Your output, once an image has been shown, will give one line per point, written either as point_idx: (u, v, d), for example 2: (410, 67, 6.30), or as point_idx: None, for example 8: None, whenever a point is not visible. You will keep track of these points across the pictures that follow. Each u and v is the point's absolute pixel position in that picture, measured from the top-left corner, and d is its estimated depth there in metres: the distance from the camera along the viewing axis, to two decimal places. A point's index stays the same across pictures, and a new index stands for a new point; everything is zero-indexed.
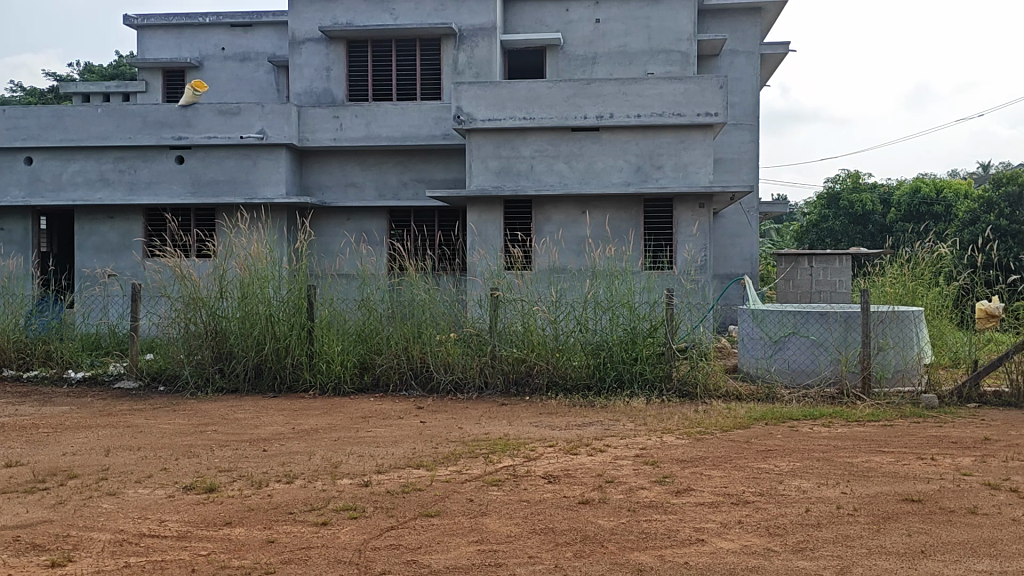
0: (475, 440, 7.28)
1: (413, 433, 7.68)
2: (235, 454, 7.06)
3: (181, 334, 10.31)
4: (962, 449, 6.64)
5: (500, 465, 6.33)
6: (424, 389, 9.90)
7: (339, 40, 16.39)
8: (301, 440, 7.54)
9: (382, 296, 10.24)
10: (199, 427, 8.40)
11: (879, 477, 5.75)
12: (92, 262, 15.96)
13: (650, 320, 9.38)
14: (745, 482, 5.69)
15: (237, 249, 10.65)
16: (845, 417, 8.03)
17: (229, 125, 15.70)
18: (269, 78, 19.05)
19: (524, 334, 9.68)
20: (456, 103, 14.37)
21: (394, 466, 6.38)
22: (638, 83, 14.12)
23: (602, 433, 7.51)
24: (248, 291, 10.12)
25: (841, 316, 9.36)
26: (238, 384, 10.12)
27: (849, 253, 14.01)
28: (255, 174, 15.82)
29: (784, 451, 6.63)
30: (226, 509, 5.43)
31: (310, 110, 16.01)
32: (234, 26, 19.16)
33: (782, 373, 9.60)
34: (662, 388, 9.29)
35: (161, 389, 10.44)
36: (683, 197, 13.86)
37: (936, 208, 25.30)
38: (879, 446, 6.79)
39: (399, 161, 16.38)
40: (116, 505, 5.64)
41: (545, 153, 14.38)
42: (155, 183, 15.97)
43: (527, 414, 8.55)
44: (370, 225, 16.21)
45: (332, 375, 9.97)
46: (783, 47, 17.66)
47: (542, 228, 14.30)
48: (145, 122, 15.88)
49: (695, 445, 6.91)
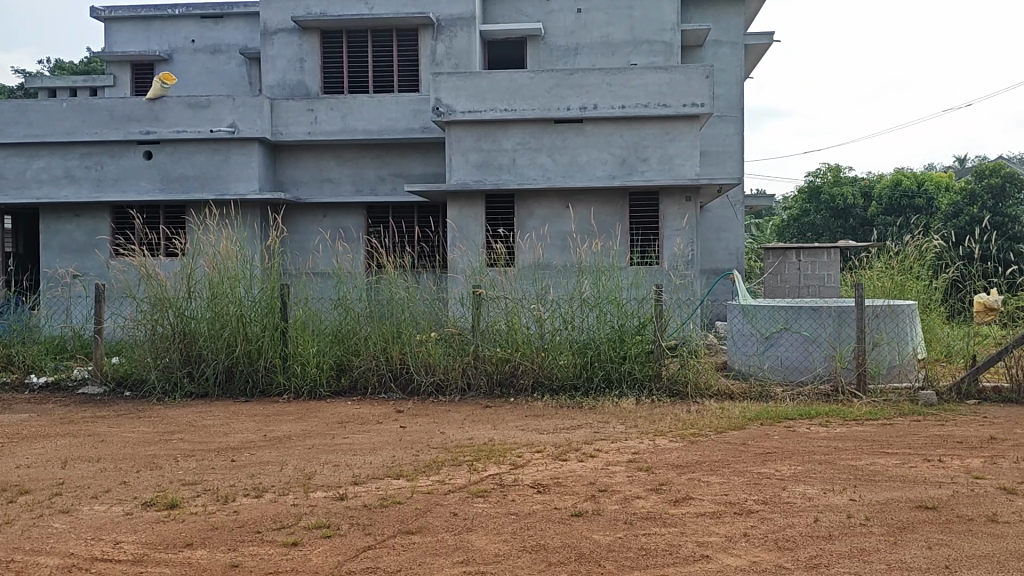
0: (459, 446, 6.88)
1: (392, 440, 7.27)
2: (200, 465, 6.62)
3: (148, 337, 9.80)
4: (969, 449, 6.34)
5: (486, 473, 5.95)
6: (404, 391, 9.50)
7: (313, 30, 15.88)
8: (272, 448, 7.12)
9: (359, 295, 9.82)
10: (165, 435, 7.94)
11: (888, 483, 5.41)
12: (57, 262, 15.38)
13: (638, 317, 9.06)
14: (746, 489, 5.34)
15: (206, 247, 10.16)
16: (842, 416, 7.71)
17: (200, 118, 15.17)
18: (241, 71, 18.48)
19: (509, 333, 9.28)
20: (436, 95, 13.91)
21: (372, 477, 5.98)
22: (623, 73, 13.77)
23: (591, 436, 7.14)
24: (217, 291, 9.63)
25: (834, 310, 9.04)
26: (208, 389, 9.67)
27: (838, 246, 13.69)
28: (227, 169, 15.28)
29: (784, 453, 6.31)
30: (187, 528, 5.01)
31: (283, 102, 15.49)
32: (205, 17, 18.58)
33: (775, 370, 9.28)
34: (651, 388, 8.94)
35: (127, 394, 9.96)
36: (670, 190, 13.55)
37: (918, 200, 25.44)
38: (882, 447, 6.47)
39: (376, 156, 15.89)
40: (68, 525, 5.20)
41: (528, 146, 13.98)
42: (122, 180, 15.41)
43: (512, 417, 8.18)
44: (347, 221, 15.84)
45: (307, 379, 9.55)
46: (767, 38, 17.40)
47: (525, 223, 13.95)
48: (112, 116, 15.29)
49: (691, 447, 6.58)
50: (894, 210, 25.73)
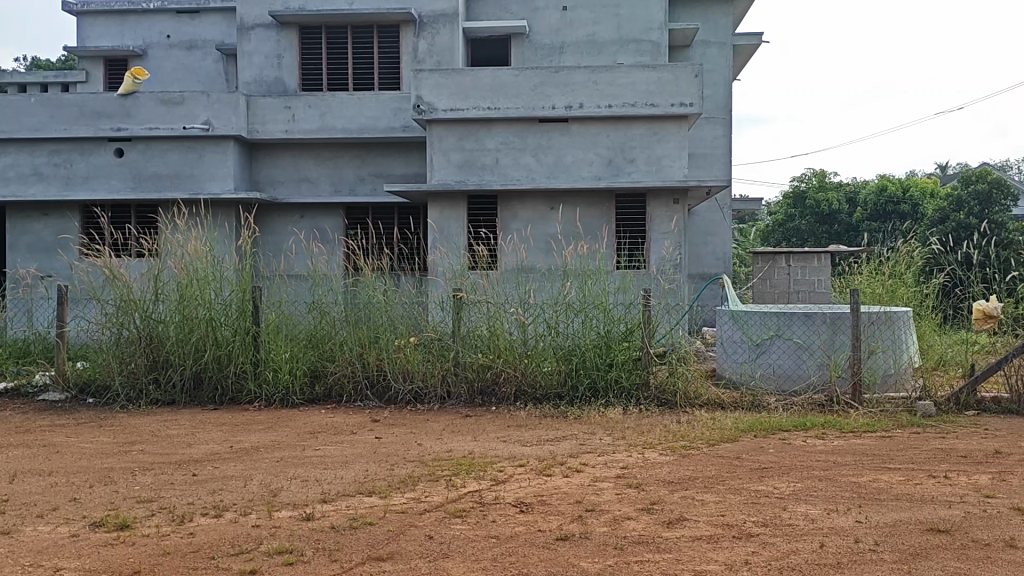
0: (436, 460, 6.48)
1: (366, 453, 6.84)
2: (159, 480, 6.17)
3: (113, 342, 9.31)
4: (975, 465, 6.01)
5: (465, 490, 5.55)
6: (380, 400, 9.09)
7: (291, 25, 15.42)
8: (237, 461, 6.69)
9: (336, 298, 9.39)
10: (124, 446, 7.47)
11: (894, 503, 5.06)
12: (23, 262, 14.83)
13: (626, 322, 8.66)
14: (744, 509, 4.97)
15: (175, 246, 9.66)
16: (838, 427, 7.39)
17: (173, 114, 14.67)
18: (217, 67, 17.98)
19: (490, 339, 8.87)
20: (417, 92, 13.51)
21: (342, 494, 5.55)
22: (610, 71, 13.42)
23: (577, 449, 6.76)
24: (185, 294, 9.15)
25: (828, 317, 8.83)
26: (176, 396, 9.22)
27: (828, 251, 13.38)
28: (200, 167, 14.78)
29: (781, 469, 5.95)
30: (136, 554, 4.56)
31: (260, 99, 15.03)
32: (180, 12, 18.08)
33: (768, 378, 8.97)
34: (639, 397, 8.58)
35: (90, 402, 9.48)
36: (657, 192, 13.22)
37: (903, 206, 25.35)
38: (884, 462, 6.14)
39: (355, 155, 15.46)
40: (6, 549, 4.74)
41: (511, 146, 13.62)
42: (92, 178, 14.89)
43: (494, 428, 7.77)
44: (325, 222, 15.41)
45: (279, 386, 9.10)
46: (756, 38, 17.14)
47: (509, 225, 13.59)
48: (82, 112, 14.76)
49: (681, 462, 6.21)
50: (880, 215, 25.60)
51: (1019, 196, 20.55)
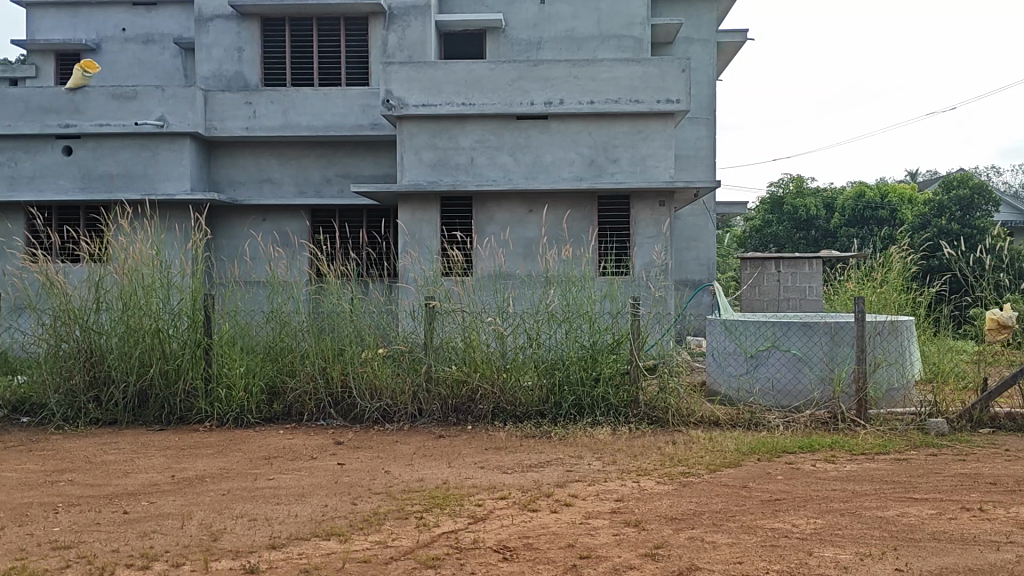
0: (406, 492, 5.71)
1: (325, 483, 6.05)
2: (84, 519, 5.33)
3: (50, 355, 8.41)
4: (1009, 494, 5.41)
5: (440, 531, 4.80)
6: (345, 419, 8.30)
7: (253, 16, 14.58)
8: (176, 495, 5.86)
9: (297, 306, 8.57)
10: (52, 476, 6.59)
11: (932, 545, 4.41)
12: None
13: (613, 333, 7.97)
14: (764, 555, 4.28)
15: (120, 248, 8.76)
16: (848, 450, 6.73)
17: (125, 109, 13.74)
18: (176, 62, 17.06)
19: (466, 351, 8.12)
20: (386, 87, 12.76)
21: (295, 537, 4.77)
22: (592, 65, 12.76)
23: (564, 477, 6.02)
24: (131, 303, 8.28)
25: (828, 326, 8.11)
26: (118, 415, 8.35)
27: (820, 256, 12.80)
28: (155, 166, 13.87)
29: (795, 500, 5.29)
30: None
31: (219, 94, 14.18)
32: (136, 5, 17.10)
33: (766, 394, 8.32)
34: (629, 415, 7.88)
35: (22, 421, 8.55)
36: (641, 194, 12.58)
37: (881, 212, 24.52)
38: (908, 492, 5.48)
39: (321, 155, 14.66)
40: None
41: (487, 145, 12.92)
42: (39, 178, 13.93)
43: (470, 451, 7.03)
44: (289, 225, 14.56)
45: (232, 405, 8.26)
46: (740, 35, 16.63)
47: (484, 228, 12.85)
48: (26, 108, 13.77)
49: (681, 492, 5.52)
50: (857, 222, 24.97)
51: (1000, 201, 20.27)
